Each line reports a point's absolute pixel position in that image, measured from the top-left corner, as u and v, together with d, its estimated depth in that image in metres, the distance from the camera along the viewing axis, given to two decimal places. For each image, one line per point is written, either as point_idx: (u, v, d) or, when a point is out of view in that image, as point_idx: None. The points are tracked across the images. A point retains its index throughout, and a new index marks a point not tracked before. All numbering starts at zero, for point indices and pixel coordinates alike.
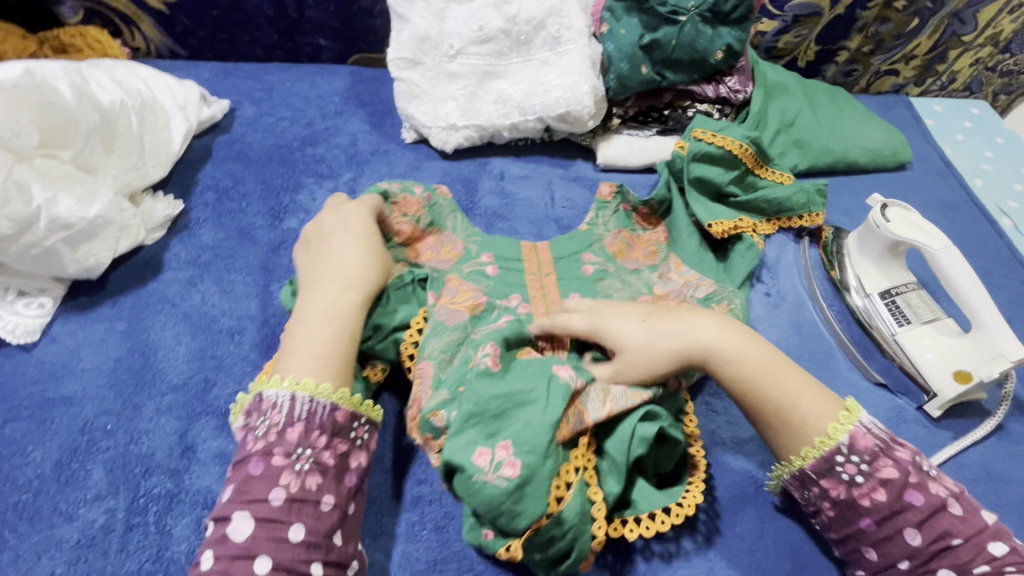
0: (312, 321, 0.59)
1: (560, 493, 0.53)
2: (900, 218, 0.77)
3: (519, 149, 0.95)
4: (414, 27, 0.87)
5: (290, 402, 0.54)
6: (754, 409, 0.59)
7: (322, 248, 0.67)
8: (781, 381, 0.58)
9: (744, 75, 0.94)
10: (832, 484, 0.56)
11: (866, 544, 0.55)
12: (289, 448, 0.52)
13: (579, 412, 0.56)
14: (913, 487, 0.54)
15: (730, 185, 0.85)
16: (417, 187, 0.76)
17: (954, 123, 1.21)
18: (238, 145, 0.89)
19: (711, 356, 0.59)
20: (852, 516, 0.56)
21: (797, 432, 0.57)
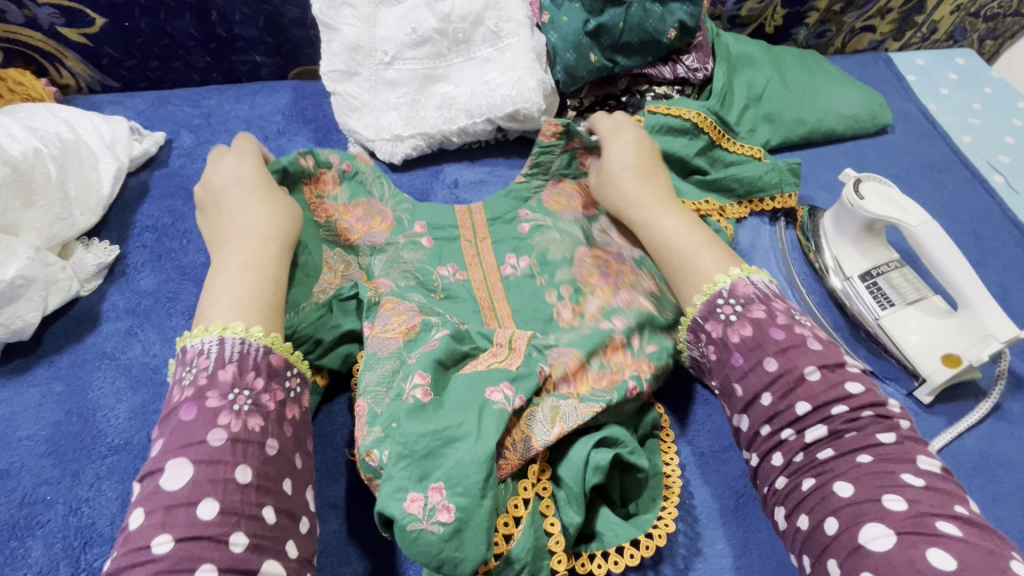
0: (232, 271, 0.58)
1: (508, 531, 0.53)
2: (874, 193, 0.72)
3: (472, 153, 0.91)
4: (343, 35, 0.81)
5: (218, 344, 0.51)
6: (664, 260, 0.66)
7: (226, 210, 0.65)
8: (694, 241, 0.65)
9: (703, 52, 0.89)
10: (713, 325, 0.58)
11: (736, 382, 0.55)
12: (223, 390, 0.49)
13: (527, 439, 0.55)
14: (777, 326, 0.55)
15: (695, 158, 0.82)
16: (336, 156, 0.75)
17: (937, 76, 1.15)
18: (177, 178, 0.85)
19: (651, 209, 0.69)
20: (727, 356, 0.56)
21: (690, 279, 0.62)
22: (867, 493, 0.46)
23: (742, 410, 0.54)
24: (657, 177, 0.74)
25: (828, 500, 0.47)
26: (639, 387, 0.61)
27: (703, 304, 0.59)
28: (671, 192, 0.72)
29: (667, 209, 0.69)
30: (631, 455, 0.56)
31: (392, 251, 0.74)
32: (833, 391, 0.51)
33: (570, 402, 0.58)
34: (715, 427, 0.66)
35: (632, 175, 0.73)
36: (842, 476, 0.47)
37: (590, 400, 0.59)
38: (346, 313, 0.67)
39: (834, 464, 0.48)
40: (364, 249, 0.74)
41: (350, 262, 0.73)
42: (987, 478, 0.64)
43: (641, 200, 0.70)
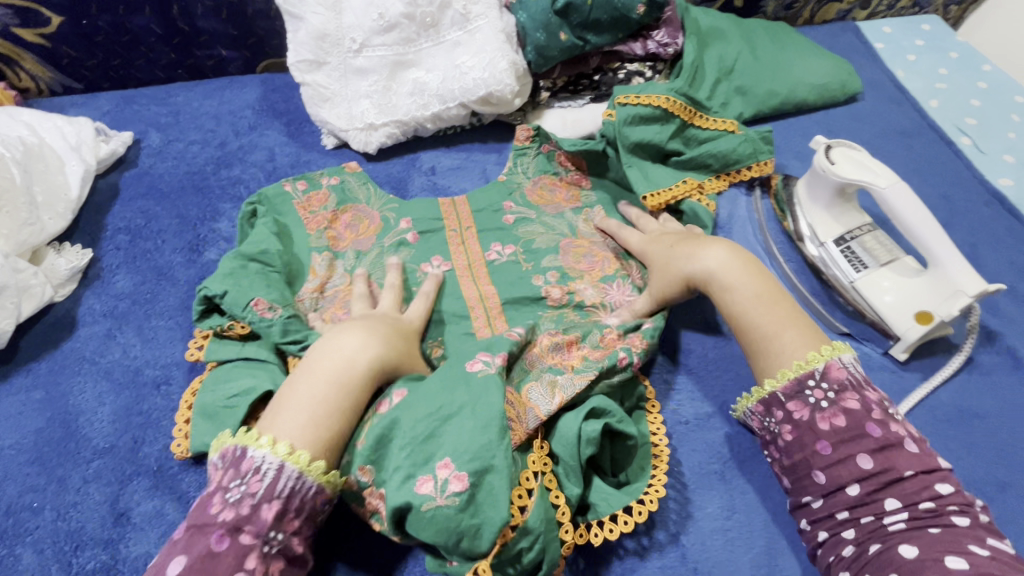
0: (324, 381, 0.54)
1: (523, 502, 0.52)
2: (844, 158, 0.73)
3: (448, 139, 0.90)
4: (309, 24, 0.80)
5: (276, 474, 0.50)
6: (739, 331, 0.62)
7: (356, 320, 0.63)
8: (775, 314, 0.60)
9: (673, 25, 0.88)
10: (797, 406, 0.57)
11: (817, 468, 0.55)
12: (259, 529, 0.48)
13: (530, 409, 0.57)
14: (873, 420, 0.54)
15: (669, 142, 0.84)
16: (323, 178, 0.82)
17: (904, 44, 1.17)
18: (148, 179, 0.83)
19: (726, 271, 0.64)
20: (809, 440, 0.56)
21: (773, 356, 0.59)
22: (930, 553, 0.47)
23: (820, 495, 0.54)
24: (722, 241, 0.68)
25: (891, 560, 0.48)
26: (629, 358, 0.62)
27: (781, 387, 0.58)
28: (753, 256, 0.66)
29: (744, 271, 0.63)
30: (620, 423, 0.57)
31: (377, 252, 0.77)
32: (923, 491, 0.51)
33: (567, 375, 0.60)
34: (699, 396, 0.68)
35: (693, 242, 0.68)
36: (910, 541, 0.49)
37: (585, 370, 0.60)
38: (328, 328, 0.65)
39: (901, 533, 0.49)
40: (352, 254, 0.77)
41: (336, 267, 0.75)
42: (961, 428, 0.66)
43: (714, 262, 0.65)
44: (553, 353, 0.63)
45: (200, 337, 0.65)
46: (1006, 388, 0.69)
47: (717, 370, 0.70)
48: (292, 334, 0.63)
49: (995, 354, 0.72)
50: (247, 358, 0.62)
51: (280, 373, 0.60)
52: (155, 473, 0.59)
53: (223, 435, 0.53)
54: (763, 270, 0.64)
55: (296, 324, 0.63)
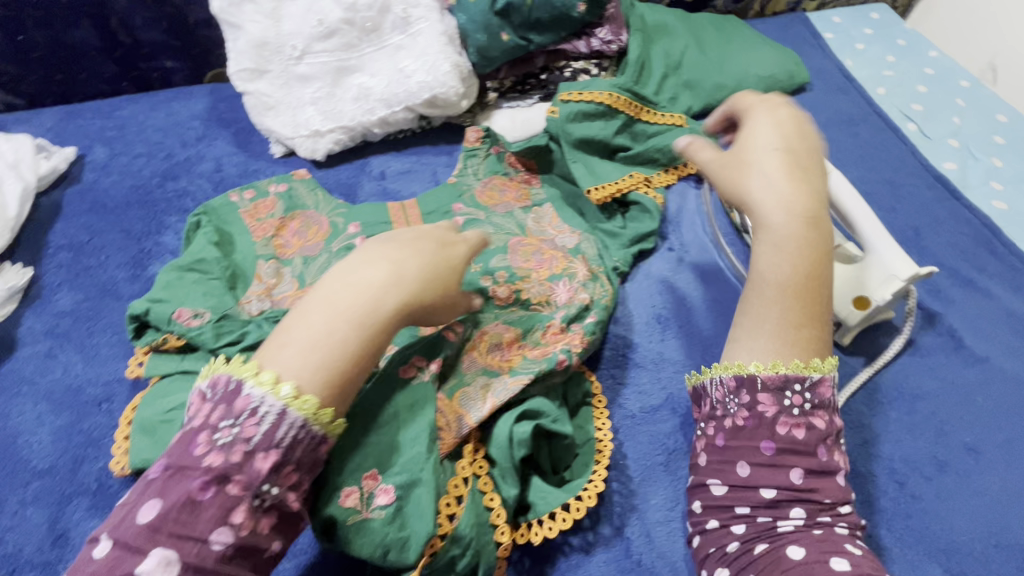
0: (347, 321, 0.51)
1: (451, 511, 0.53)
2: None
3: (398, 143, 0.90)
4: (248, 33, 0.80)
5: (277, 418, 0.47)
6: (765, 295, 0.59)
7: (399, 246, 0.57)
8: (799, 304, 0.58)
9: (616, 23, 0.89)
10: (767, 399, 0.56)
11: (747, 462, 0.55)
12: (251, 482, 0.46)
13: (461, 417, 0.58)
14: (823, 445, 0.55)
15: (615, 138, 0.85)
16: (270, 187, 0.82)
17: (853, 33, 1.18)
18: (92, 194, 0.82)
19: (786, 234, 0.58)
20: (760, 434, 0.56)
21: (786, 338, 0.57)
22: (815, 556, 0.49)
23: (732, 484, 0.56)
24: (818, 195, 0.59)
25: (778, 561, 0.50)
26: (568, 360, 0.62)
27: (766, 376, 0.57)
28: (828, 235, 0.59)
29: (805, 243, 0.58)
30: (553, 423, 0.57)
31: (324, 257, 0.75)
32: (827, 509, 0.53)
33: (501, 378, 0.61)
34: (643, 389, 0.69)
35: (786, 175, 0.59)
36: (796, 542, 0.51)
37: (520, 373, 0.61)
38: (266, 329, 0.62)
39: (789, 534, 0.52)
40: (299, 260, 0.75)
41: (283, 274, 0.74)
42: (902, 410, 0.67)
43: (787, 217, 0.58)
44: (490, 352, 0.64)
45: (140, 353, 0.64)
46: (946, 368, 0.71)
47: (663, 362, 0.71)
48: (225, 336, 0.62)
49: (935, 335, 0.73)
50: (186, 371, 0.61)
51: None
52: (95, 492, 0.58)
53: (218, 363, 0.51)
54: (826, 252, 0.59)
55: (228, 324, 0.62)
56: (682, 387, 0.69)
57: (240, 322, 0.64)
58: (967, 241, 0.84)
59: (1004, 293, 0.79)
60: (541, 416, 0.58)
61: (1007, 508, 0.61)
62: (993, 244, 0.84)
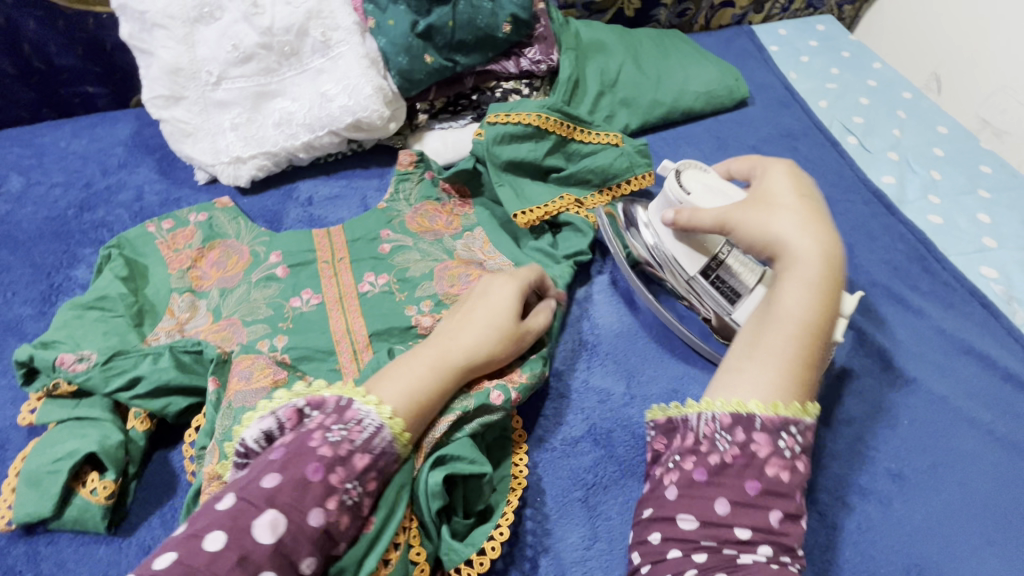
0: (424, 361, 0.56)
1: (390, 555, 0.49)
2: (699, 186, 0.68)
3: (328, 166, 0.88)
4: (161, 59, 0.77)
5: (376, 430, 0.50)
6: (776, 331, 0.55)
7: (465, 303, 0.63)
8: (810, 344, 0.54)
9: (546, 43, 0.88)
10: (762, 440, 0.51)
11: (726, 498, 0.49)
12: (348, 475, 0.46)
13: None
14: (800, 489, 0.50)
15: (546, 158, 0.84)
16: (190, 215, 0.79)
17: (798, 45, 1.19)
18: (4, 227, 0.80)
19: (815, 272, 0.55)
20: (749, 471, 0.49)
21: (789, 379, 0.53)
22: None
23: (700, 519, 0.49)
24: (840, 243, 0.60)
25: None
26: (505, 394, 0.60)
27: (766, 417, 0.51)
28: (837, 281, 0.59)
29: (827, 285, 0.55)
30: (470, 464, 0.55)
31: (243, 289, 0.73)
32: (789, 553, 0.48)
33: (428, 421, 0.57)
34: (565, 420, 0.67)
35: (815, 220, 0.58)
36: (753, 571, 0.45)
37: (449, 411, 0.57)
38: (157, 367, 0.59)
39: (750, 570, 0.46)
40: (216, 292, 0.73)
41: (198, 307, 0.71)
42: (828, 436, 0.66)
43: (818, 257, 0.56)
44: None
45: (33, 400, 0.61)
46: (874, 391, 0.70)
47: (588, 392, 0.69)
48: (115, 378, 0.59)
49: (864, 357, 0.72)
50: (79, 418, 0.58)
51: (113, 431, 0.57)
52: None
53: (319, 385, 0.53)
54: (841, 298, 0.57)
55: (117, 365, 0.59)
56: (606, 416, 0.67)
57: (133, 360, 0.60)
58: (901, 257, 0.84)
59: (936, 310, 0.78)
60: (457, 459, 0.55)
61: (929, 535, 0.60)
62: (927, 260, 0.83)
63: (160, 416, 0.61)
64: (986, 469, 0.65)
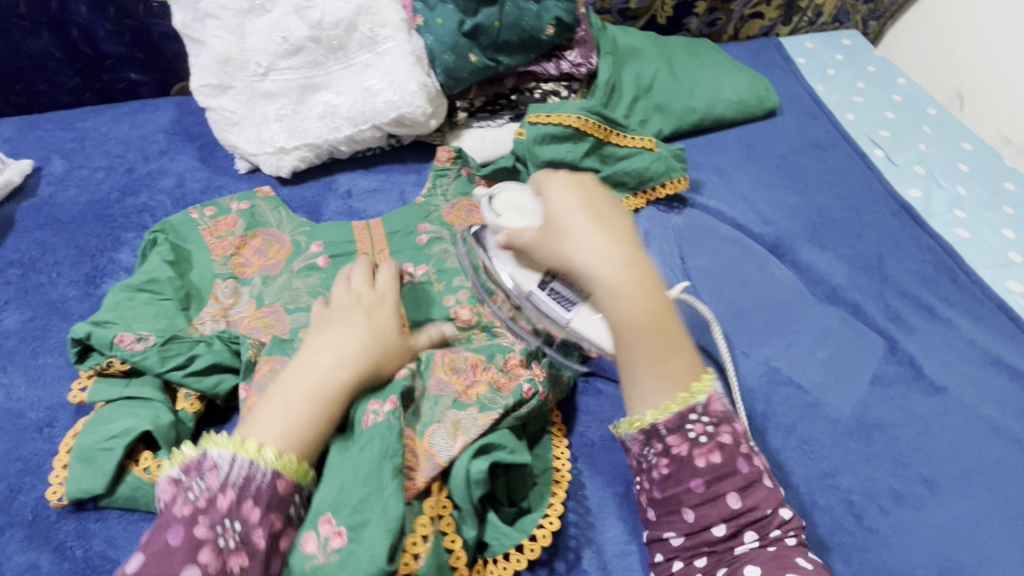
0: (298, 398, 0.52)
1: (416, 550, 0.50)
2: (506, 207, 0.68)
3: (366, 160, 0.89)
4: (211, 49, 0.78)
5: (232, 465, 0.48)
6: (622, 349, 0.56)
7: (338, 317, 0.59)
8: (654, 340, 0.54)
9: (586, 47, 0.89)
10: (676, 440, 0.54)
11: (688, 506, 0.54)
12: (215, 520, 0.46)
13: (431, 455, 0.54)
14: (742, 456, 0.54)
15: (583, 160, 0.85)
16: (232, 203, 0.79)
17: (824, 58, 1.20)
18: (48, 208, 0.80)
19: (614, 281, 0.56)
20: (686, 474, 0.54)
21: (660, 377, 0.55)
22: None
23: (684, 530, 0.54)
24: (625, 221, 0.61)
25: None
26: (534, 389, 0.61)
27: (663, 421, 0.54)
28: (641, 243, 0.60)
29: (635, 280, 0.56)
30: (511, 454, 0.55)
31: (284, 277, 0.74)
32: (768, 516, 0.53)
33: (471, 413, 0.57)
34: (606, 417, 0.68)
35: (592, 227, 0.59)
36: (751, 560, 0.51)
37: (489, 408, 0.57)
38: (213, 351, 0.61)
39: (746, 554, 0.51)
40: (258, 280, 0.73)
41: (241, 294, 0.72)
42: (860, 440, 0.67)
43: (604, 265, 0.56)
44: (456, 371, 0.60)
45: (84, 378, 0.62)
46: (906, 399, 0.71)
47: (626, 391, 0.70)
48: (172, 359, 0.60)
49: (895, 365, 0.74)
50: (131, 397, 0.59)
51: (166, 412, 0.58)
52: (30, 523, 0.56)
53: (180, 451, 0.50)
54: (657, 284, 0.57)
55: (174, 347, 0.60)
56: None
57: (188, 344, 0.61)
58: (930, 269, 0.85)
59: (964, 322, 0.79)
60: (498, 448, 0.56)
61: (962, 541, 0.61)
62: (954, 272, 0.85)
63: (210, 399, 0.61)
64: (1016, 478, 0.66)
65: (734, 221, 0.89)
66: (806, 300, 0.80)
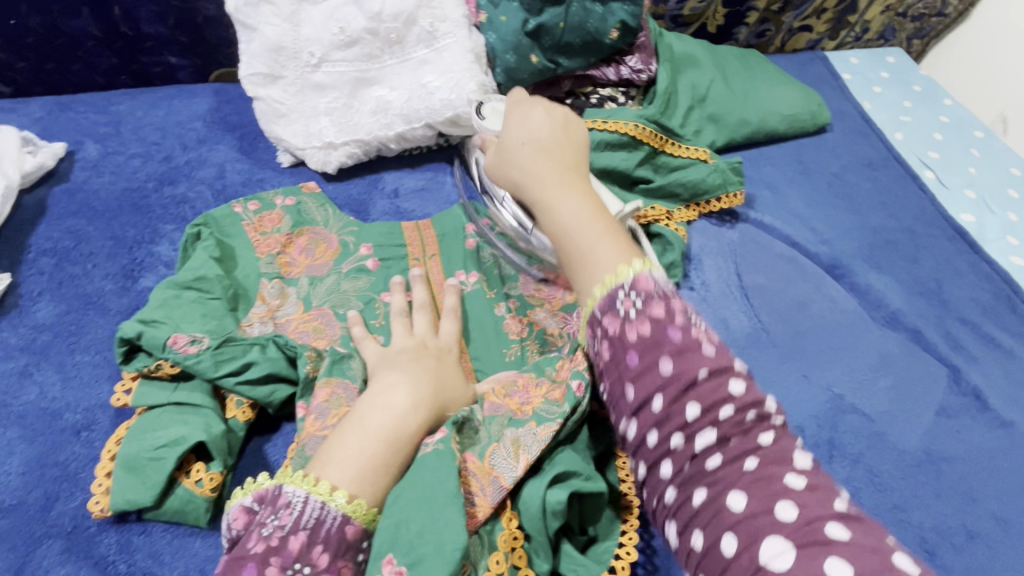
0: (372, 438, 0.51)
1: None
2: (493, 112, 0.71)
3: (413, 159, 0.86)
4: (264, 36, 0.75)
5: (303, 505, 0.47)
6: (560, 249, 0.53)
7: (400, 357, 0.59)
8: (583, 229, 0.51)
9: (646, 52, 0.87)
10: (610, 320, 0.46)
11: (628, 391, 0.44)
12: (286, 562, 0.44)
13: (495, 481, 0.51)
14: (677, 325, 0.44)
15: (637, 170, 0.82)
16: (278, 198, 0.75)
17: (870, 75, 1.18)
18: (81, 195, 0.76)
19: (544, 179, 0.55)
20: (621, 356, 0.45)
21: (589, 265, 0.49)
22: (761, 503, 0.37)
23: (629, 418, 0.44)
24: (569, 140, 0.59)
25: (719, 515, 0.38)
26: (584, 381, 0.56)
27: (600, 305, 0.47)
28: (583, 163, 0.59)
29: (561, 177, 0.55)
30: (586, 482, 0.52)
31: (333, 279, 0.70)
32: (721, 393, 0.41)
33: (529, 428, 0.53)
34: None
35: (534, 133, 0.59)
36: (730, 480, 0.39)
37: (546, 420, 0.54)
38: (268, 357, 0.58)
39: (721, 470, 0.40)
40: (305, 281, 0.70)
41: (288, 295, 0.68)
42: (927, 473, 0.66)
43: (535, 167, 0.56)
44: (508, 392, 0.57)
45: (129, 380, 0.59)
46: (972, 432, 0.69)
47: None
48: (226, 363, 0.57)
49: (959, 396, 0.72)
50: (179, 404, 0.56)
51: (217, 420, 0.55)
52: (68, 534, 0.52)
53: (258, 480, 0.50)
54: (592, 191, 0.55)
55: (229, 350, 0.57)
56: None
57: (242, 346, 0.58)
58: (988, 297, 0.83)
59: None
60: (573, 476, 0.52)
61: None
62: (1013, 301, 0.83)
63: (262, 406, 0.59)
64: None
65: (789, 238, 0.87)
66: (866, 323, 0.78)
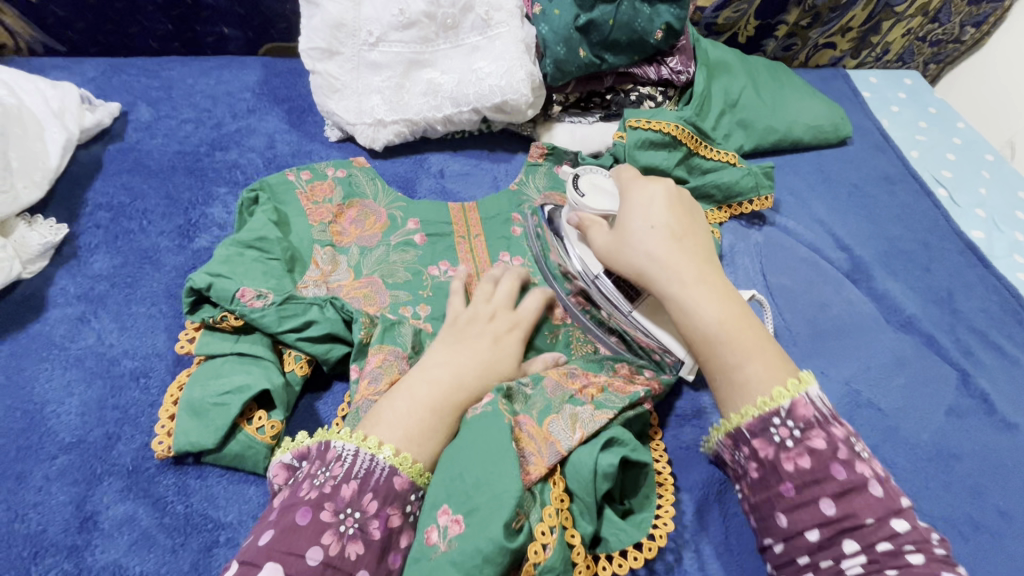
0: (425, 403, 0.54)
1: (544, 541, 0.49)
2: (591, 187, 0.70)
3: (455, 143, 0.88)
4: (326, 12, 0.79)
5: (354, 458, 0.50)
6: (704, 354, 0.57)
7: (462, 330, 0.61)
8: (729, 345, 0.55)
9: (686, 55, 0.90)
10: (761, 444, 0.52)
11: (780, 511, 0.51)
12: (339, 506, 0.47)
13: (551, 444, 0.54)
14: (839, 461, 0.49)
15: (675, 169, 0.85)
16: (330, 169, 0.78)
17: (888, 95, 1.23)
18: (135, 154, 0.78)
19: (678, 277, 0.59)
20: (774, 480, 0.51)
21: (742, 385, 0.54)
22: None
23: (780, 535, 0.51)
24: (696, 232, 0.64)
25: None
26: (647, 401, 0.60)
27: (748, 424, 0.53)
28: (711, 253, 0.63)
29: (700, 276, 0.59)
30: (634, 452, 0.55)
31: (382, 250, 0.72)
32: (877, 524, 0.47)
33: (587, 408, 0.56)
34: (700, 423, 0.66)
35: (662, 231, 0.62)
36: None
37: (606, 407, 0.57)
38: (327, 317, 0.61)
39: None
40: (355, 250, 0.72)
41: (339, 262, 0.70)
42: (936, 468, 0.69)
43: (675, 268, 0.60)
44: (569, 376, 0.60)
45: (191, 330, 0.61)
46: (979, 431, 0.73)
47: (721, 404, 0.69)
48: (289, 320, 0.60)
49: (968, 398, 0.76)
50: (241, 354, 0.58)
51: (276, 372, 0.57)
52: (129, 474, 0.54)
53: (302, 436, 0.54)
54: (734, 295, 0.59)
55: (292, 308, 0.60)
56: None
57: (304, 305, 0.61)
58: (996, 309, 0.88)
59: None
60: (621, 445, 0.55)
61: None
62: (1020, 314, 0.87)
63: (317, 363, 0.61)
64: None
65: (811, 243, 0.91)
66: (882, 326, 0.82)
